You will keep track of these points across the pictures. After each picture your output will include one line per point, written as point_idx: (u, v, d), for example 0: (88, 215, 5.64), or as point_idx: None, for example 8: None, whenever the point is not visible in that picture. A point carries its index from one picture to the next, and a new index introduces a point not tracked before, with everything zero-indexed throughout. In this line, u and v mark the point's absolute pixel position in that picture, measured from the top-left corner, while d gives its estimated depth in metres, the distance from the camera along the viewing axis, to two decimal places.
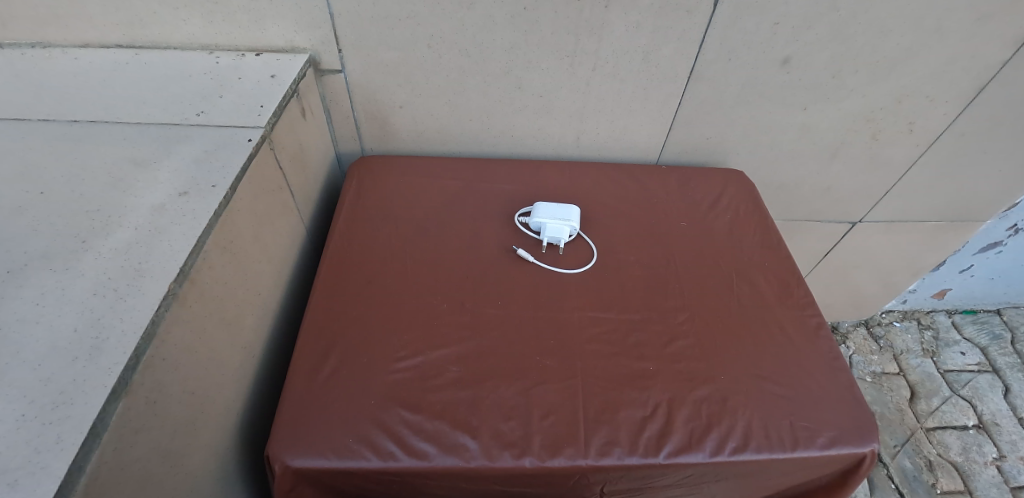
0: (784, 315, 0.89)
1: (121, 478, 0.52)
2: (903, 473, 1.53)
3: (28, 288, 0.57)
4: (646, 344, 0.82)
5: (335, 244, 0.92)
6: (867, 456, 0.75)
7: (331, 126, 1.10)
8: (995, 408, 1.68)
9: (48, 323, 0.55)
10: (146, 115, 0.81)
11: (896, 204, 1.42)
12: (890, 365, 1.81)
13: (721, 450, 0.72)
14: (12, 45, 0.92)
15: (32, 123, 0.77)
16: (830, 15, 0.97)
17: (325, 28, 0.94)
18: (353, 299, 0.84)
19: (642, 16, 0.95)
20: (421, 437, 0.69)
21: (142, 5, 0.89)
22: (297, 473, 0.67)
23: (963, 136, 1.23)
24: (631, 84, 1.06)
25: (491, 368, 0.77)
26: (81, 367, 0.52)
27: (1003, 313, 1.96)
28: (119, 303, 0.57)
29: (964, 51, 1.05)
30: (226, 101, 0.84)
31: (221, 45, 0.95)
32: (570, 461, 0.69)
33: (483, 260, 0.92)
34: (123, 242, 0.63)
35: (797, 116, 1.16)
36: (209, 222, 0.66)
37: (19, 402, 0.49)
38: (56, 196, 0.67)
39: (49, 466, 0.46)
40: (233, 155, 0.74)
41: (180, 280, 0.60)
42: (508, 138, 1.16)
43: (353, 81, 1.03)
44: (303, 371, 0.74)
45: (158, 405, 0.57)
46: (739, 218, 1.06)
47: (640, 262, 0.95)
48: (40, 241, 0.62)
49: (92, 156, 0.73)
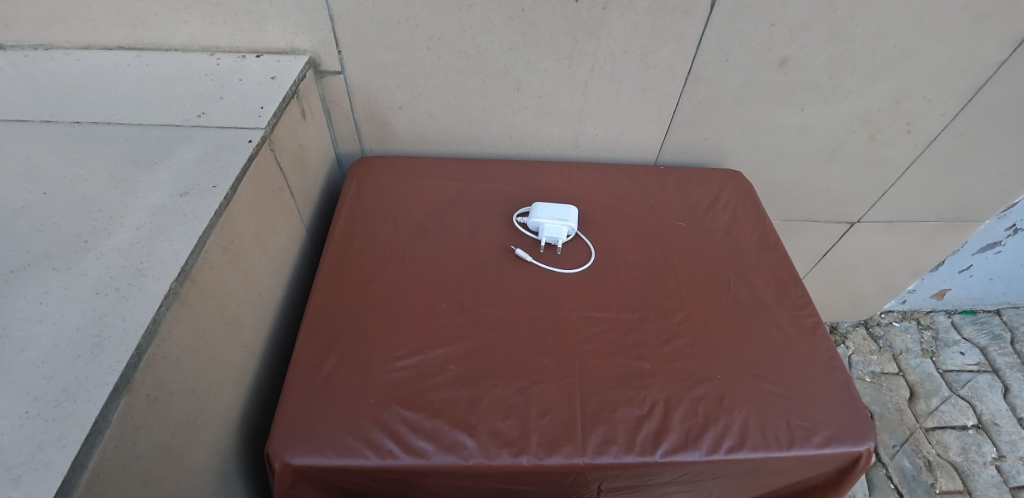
0: (781, 314, 0.90)
1: (122, 475, 0.52)
2: (902, 473, 1.53)
3: (32, 287, 0.58)
4: (643, 344, 0.83)
5: (334, 244, 0.93)
6: (863, 455, 0.76)
7: (331, 127, 1.11)
8: (994, 408, 1.68)
9: (52, 321, 0.56)
10: (147, 116, 0.81)
11: (895, 205, 1.42)
12: (890, 364, 1.81)
13: (718, 449, 0.72)
14: (16, 46, 0.93)
15: (36, 123, 0.78)
16: (828, 16, 0.98)
17: (325, 30, 0.95)
18: (352, 298, 0.84)
19: (641, 17, 0.96)
20: (420, 435, 0.70)
21: (143, 7, 0.90)
22: (296, 470, 0.67)
23: (961, 136, 1.23)
24: (629, 85, 1.07)
25: (489, 367, 0.77)
26: (84, 365, 0.53)
27: (1003, 313, 1.96)
28: (121, 302, 0.58)
29: (962, 52, 1.05)
30: (227, 102, 0.85)
31: (222, 47, 0.96)
32: (567, 459, 0.69)
33: (482, 260, 0.93)
34: (125, 242, 0.64)
35: (796, 116, 1.16)
36: (209, 222, 0.67)
37: (23, 399, 0.50)
38: (58, 197, 0.68)
39: (53, 462, 0.47)
40: (234, 156, 0.75)
41: (181, 280, 0.61)
42: (508, 139, 1.16)
43: (353, 83, 1.04)
44: (303, 369, 0.75)
45: (159, 403, 0.57)
46: (737, 219, 1.07)
47: (638, 262, 0.95)
48: (43, 240, 0.63)
49: (94, 157, 0.73)
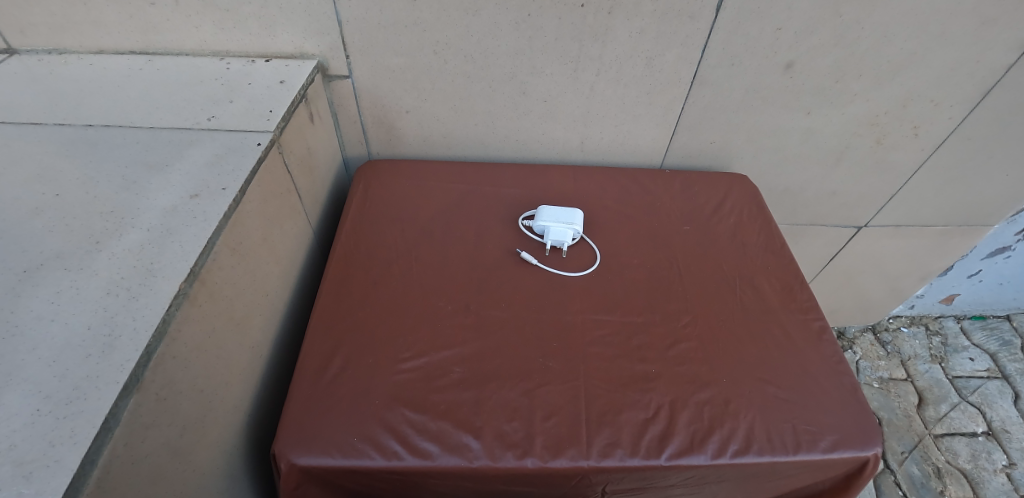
0: (786, 318, 0.89)
1: (131, 473, 0.53)
2: (911, 480, 1.52)
3: (44, 287, 0.59)
4: (648, 347, 0.83)
5: (341, 247, 0.93)
6: (870, 461, 0.75)
7: (338, 130, 1.12)
8: (1005, 415, 1.66)
9: (64, 320, 0.57)
10: (159, 119, 0.83)
11: (902, 209, 1.41)
12: (898, 370, 1.79)
13: (723, 453, 0.72)
14: (32, 51, 0.95)
15: (49, 126, 0.79)
16: (833, 20, 0.98)
17: (333, 35, 0.96)
18: (358, 300, 0.85)
19: (646, 22, 0.96)
20: (425, 436, 0.70)
21: (155, 12, 0.91)
22: (302, 471, 0.68)
23: (969, 140, 1.23)
24: (635, 89, 1.07)
25: (495, 369, 0.78)
26: (95, 363, 0.53)
27: (1013, 319, 1.94)
28: (132, 302, 0.59)
29: (969, 55, 1.05)
30: (238, 106, 0.86)
31: (232, 51, 0.98)
32: (571, 461, 0.69)
33: (487, 262, 0.93)
34: (135, 243, 0.65)
35: (802, 120, 1.16)
36: (219, 223, 0.67)
37: (35, 396, 0.51)
38: (70, 198, 0.69)
39: (64, 459, 0.47)
40: (243, 158, 0.76)
41: (190, 280, 0.61)
42: (513, 142, 1.17)
43: (361, 87, 1.05)
44: (310, 368, 0.76)
45: (168, 402, 0.58)
46: (742, 222, 1.07)
47: (643, 265, 0.95)
48: (55, 241, 0.64)
49: (106, 160, 0.75)
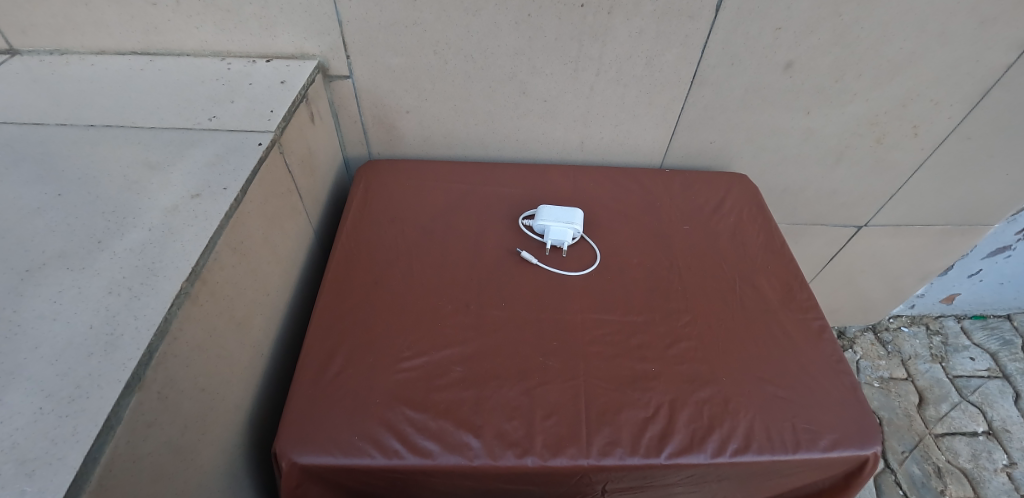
0: (786, 317, 0.90)
1: (133, 471, 0.53)
2: (911, 479, 1.52)
3: (47, 286, 0.59)
4: (648, 346, 0.83)
5: (341, 246, 0.93)
6: (870, 459, 0.75)
7: (339, 130, 1.12)
8: (1005, 415, 1.66)
9: (66, 319, 0.57)
10: (160, 120, 0.83)
11: (902, 208, 1.41)
12: (898, 370, 1.79)
13: (722, 452, 0.72)
14: (33, 52, 0.96)
15: (51, 127, 0.79)
16: (832, 20, 0.98)
17: (334, 35, 0.96)
18: (359, 300, 0.85)
19: (646, 22, 0.97)
20: (425, 435, 0.70)
21: (157, 12, 0.91)
22: (303, 469, 0.68)
23: (969, 140, 1.23)
24: (634, 89, 1.07)
25: (495, 368, 0.78)
26: (97, 362, 0.54)
27: (1014, 318, 1.94)
28: (134, 301, 0.59)
29: (969, 54, 1.05)
30: (239, 106, 0.86)
31: (233, 52, 0.98)
32: (571, 460, 0.70)
33: (488, 262, 0.93)
34: (137, 242, 0.65)
35: (801, 119, 1.16)
36: (220, 223, 0.68)
37: (38, 395, 0.51)
38: (72, 198, 0.69)
39: (66, 457, 0.48)
40: (244, 158, 0.76)
41: (192, 280, 0.62)
42: (514, 142, 1.17)
43: (361, 87, 1.05)
44: (310, 367, 0.76)
45: (169, 400, 0.58)
46: (742, 221, 1.07)
47: (643, 264, 0.95)
48: (57, 240, 0.64)
49: (108, 160, 0.75)
